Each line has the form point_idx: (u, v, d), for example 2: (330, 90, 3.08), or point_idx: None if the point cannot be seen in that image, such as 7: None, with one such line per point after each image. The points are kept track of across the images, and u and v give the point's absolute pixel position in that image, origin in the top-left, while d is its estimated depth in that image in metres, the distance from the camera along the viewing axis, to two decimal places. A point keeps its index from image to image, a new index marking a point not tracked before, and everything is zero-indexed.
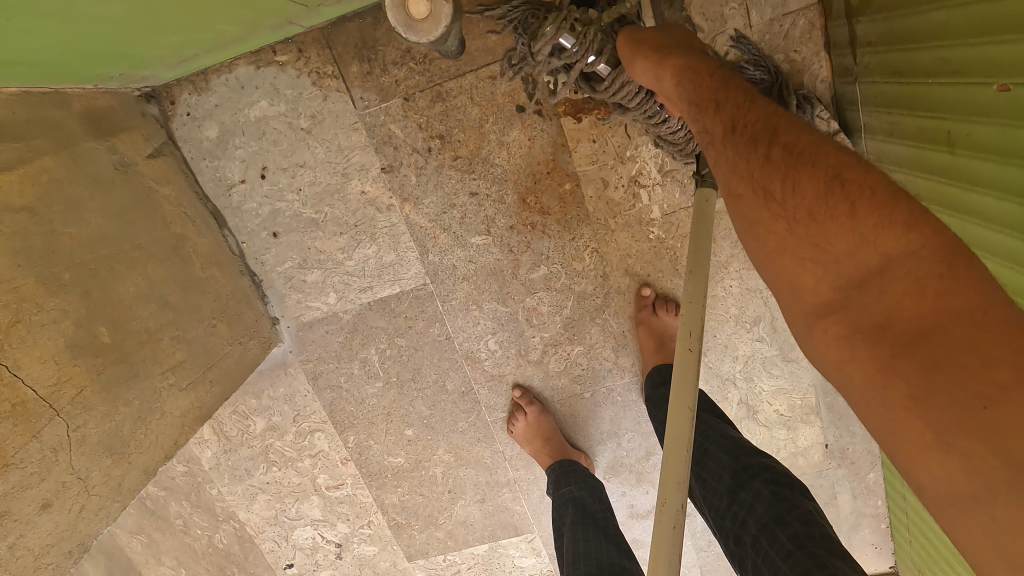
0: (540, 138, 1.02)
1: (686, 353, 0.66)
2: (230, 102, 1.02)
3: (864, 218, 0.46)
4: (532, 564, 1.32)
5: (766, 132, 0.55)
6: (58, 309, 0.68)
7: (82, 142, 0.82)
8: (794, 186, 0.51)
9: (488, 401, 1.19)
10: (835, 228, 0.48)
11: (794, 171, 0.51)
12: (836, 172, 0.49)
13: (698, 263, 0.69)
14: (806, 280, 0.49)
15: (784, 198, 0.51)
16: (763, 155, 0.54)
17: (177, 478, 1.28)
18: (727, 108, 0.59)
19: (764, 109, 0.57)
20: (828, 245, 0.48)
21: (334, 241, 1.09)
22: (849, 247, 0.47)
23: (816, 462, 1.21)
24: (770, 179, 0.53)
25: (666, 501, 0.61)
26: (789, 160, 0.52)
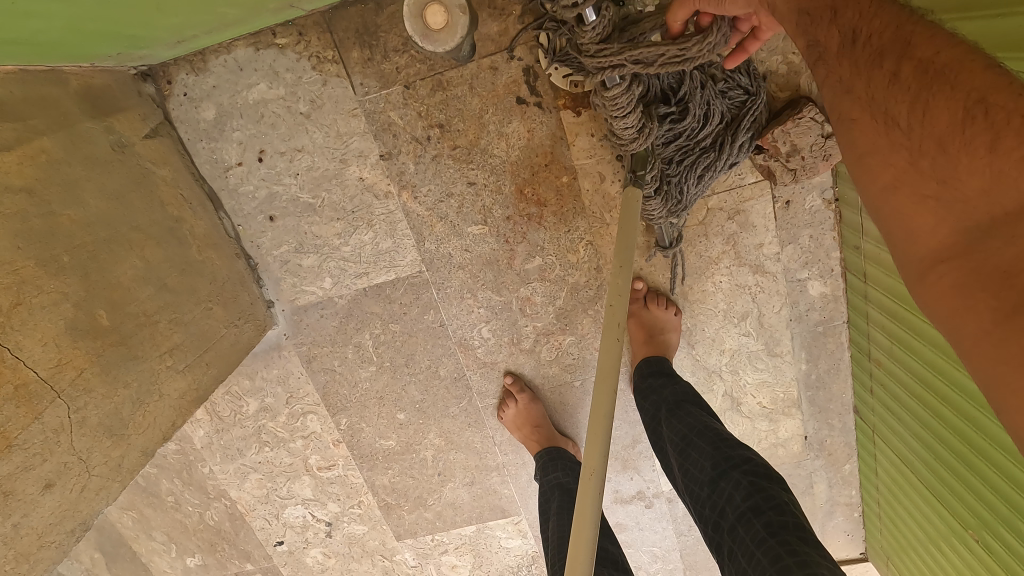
0: (540, 130, 1.02)
1: (614, 341, 0.72)
2: (228, 84, 1.01)
3: (1005, 152, 0.39)
4: (517, 545, 1.36)
5: (894, 45, 0.49)
6: (58, 291, 0.68)
7: (79, 122, 0.81)
8: (924, 111, 0.45)
9: (480, 388, 1.21)
10: (969, 164, 0.41)
11: (925, 95, 0.45)
12: (980, 95, 0.41)
13: (624, 258, 0.77)
14: (925, 223, 0.45)
15: (910, 125, 0.46)
16: (891, 73, 0.49)
17: (169, 455, 1.29)
18: (845, 20, 0.55)
19: (890, 17, 0.51)
20: (959, 178, 0.42)
21: (331, 226, 1.09)
22: (983, 185, 0.40)
23: (796, 453, 1.26)
24: (896, 103, 0.48)
25: (590, 471, 0.66)
26: (919, 80, 0.46)
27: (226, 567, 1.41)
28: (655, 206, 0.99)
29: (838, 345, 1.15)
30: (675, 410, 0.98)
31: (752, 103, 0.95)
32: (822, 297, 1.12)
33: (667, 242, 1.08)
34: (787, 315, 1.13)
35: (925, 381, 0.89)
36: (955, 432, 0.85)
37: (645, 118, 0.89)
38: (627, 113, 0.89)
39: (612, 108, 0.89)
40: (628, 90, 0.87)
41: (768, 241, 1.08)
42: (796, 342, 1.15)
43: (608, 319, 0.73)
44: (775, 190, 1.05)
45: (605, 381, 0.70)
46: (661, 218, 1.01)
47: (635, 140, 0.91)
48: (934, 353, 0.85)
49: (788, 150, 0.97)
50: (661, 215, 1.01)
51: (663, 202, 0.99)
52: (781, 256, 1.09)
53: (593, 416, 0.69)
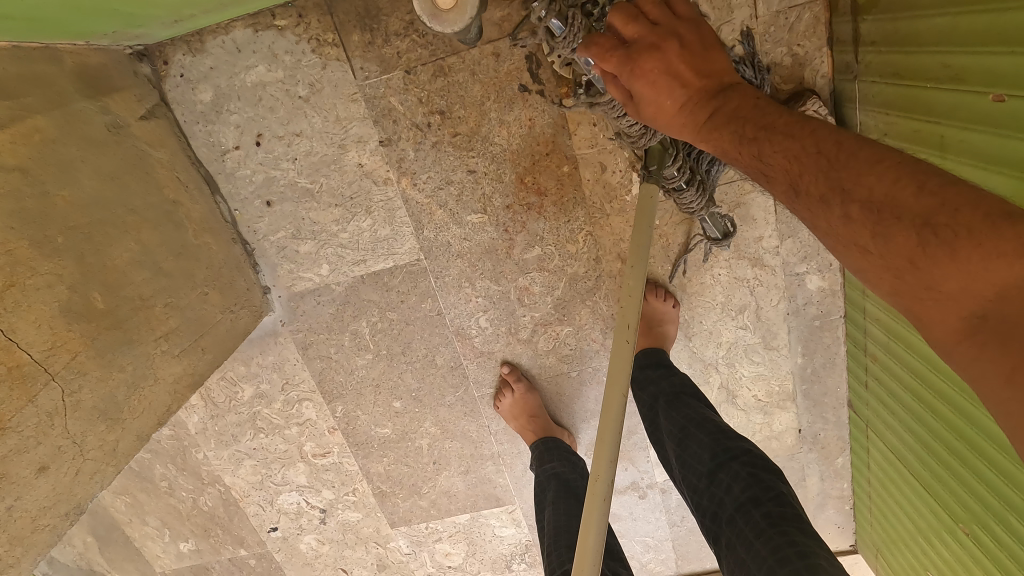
0: (542, 119, 1.01)
1: (624, 345, 0.70)
2: (226, 66, 0.99)
3: (968, 256, 0.41)
4: (511, 534, 1.37)
5: (835, 192, 0.49)
6: (53, 273, 0.68)
7: (74, 101, 0.79)
8: (882, 238, 0.46)
9: (477, 377, 1.21)
10: (947, 269, 0.42)
11: (883, 227, 0.46)
12: (925, 219, 0.43)
13: (638, 258, 0.74)
14: (934, 319, 0.43)
15: (878, 251, 0.46)
16: (844, 216, 0.48)
17: (163, 441, 1.29)
18: (783, 178, 0.54)
19: (819, 169, 0.51)
20: (939, 285, 0.43)
21: (329, 213, 1.08)
22: (964, 285, 0.41)
23: (789, 446, 1.27)
24: (860, 237, 0.47)
25: (595, 477, 0.65)
26: (871, 216, 0.46)
27: (219, 552, 1.41)
28: (689, 199, 0.95)
29: (834, 340, 1.15)
30: (673, 401, 0.98)
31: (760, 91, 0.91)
32: (820, 291, 1.12)
33: (717, 235, 1.04)
34: (784, 309, 1.13)
35: (921, 379, 0.89)
36: (960, 437, 0.83)
37: None
38: None
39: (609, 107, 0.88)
40: None
41: (768, 235, 1.08)
42: (793, 336, 1.16)
43: (618, 321, 0.71)
44: None
45: (614, 387, 0.68)
46: (700, 209, 0.97)
47: (643, 135, 0.87)
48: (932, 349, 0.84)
49: None
50: (699, 207, 0.97)
51: (699, 193, 0.95)
52: (780, 250, 1.09)
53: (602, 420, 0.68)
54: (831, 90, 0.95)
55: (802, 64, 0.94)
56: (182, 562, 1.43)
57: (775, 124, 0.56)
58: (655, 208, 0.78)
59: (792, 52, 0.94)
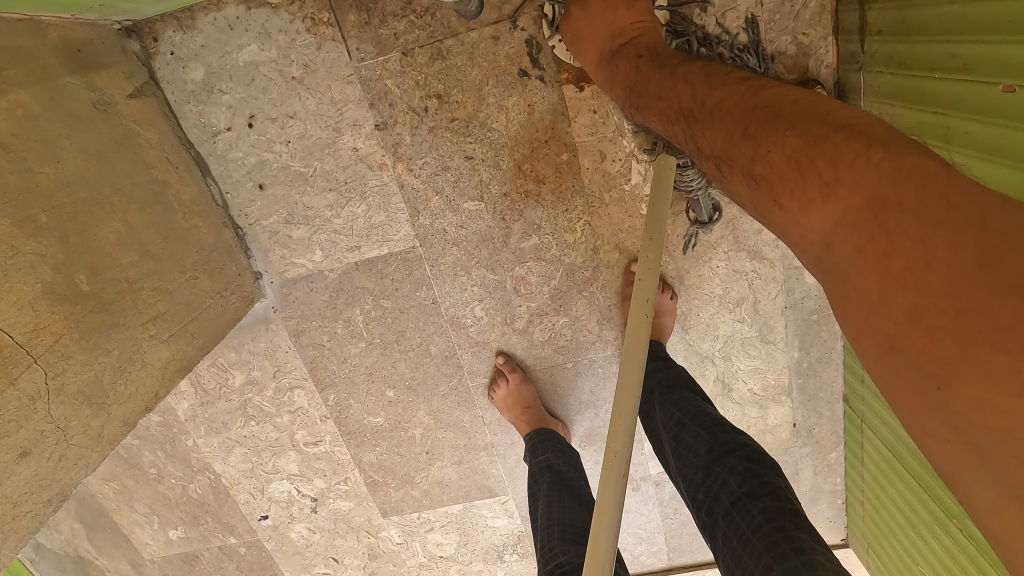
0: (541, 105, 0.99)
1: (641, 318, 0.66)
2: (217, 44, 0.96)
3: (790, 205, 0.54)
4: (504, 524, 1.36)
5: (696, 144, 0.68)
6: (34, 253, 0.66)
7: (59, 76, 0.77)
8: (742, 186, 0.61)
9: (471, 366, 1.20)
10: (787, 216, 0.55)
11: (730, 174, 0.62)
12: (753, 168, 0.58)
13: (655, 231, 0.70)
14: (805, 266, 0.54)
15: (747, 197, 0.61)
16: (710, 163, 0.67)
17: (152, 427, 1.27)
18: (668, 133, 0.74)
19: (682, 123, 0.70)
20: (787, 230, 0.55)
21: (323, 197, 1.06)
22: (800, 229, 0.53)
23: (783, 440, 1.26)
24: (722, 179, 0.65)
25: (612, 453, 0.61)
26: (721, 165, 0.64)
27: (209, 540, 1.40)
28: (692, 176, 0.97)
29: (831, 334, 1.15)
30: (669, 394, 0.98)
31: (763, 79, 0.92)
32: (818, 285, 1.11)
33: (704, 217, 1.06)
34: (782, 302, 1.13)
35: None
36: None
37: None
38: None
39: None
40: None
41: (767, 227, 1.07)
42: (790, 330, 1.15)
43: (634, 297, 0.67)
44: None
45: (631, 359, 0.64)
46: (700, 189, 1.00)
47: None
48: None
49: None
50: (700, 185, 0.99)
51: (700, 171, 0.97)
52: (780, 242, 1.08)
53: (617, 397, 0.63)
54: (835, 80, 0.93)
55: (806, 54, 0.92)
56: (171, 549, 1.42)
57: (649, 85, 0.76)
58: (674, 178, 0.75)
59: (797, 41, 0.92)
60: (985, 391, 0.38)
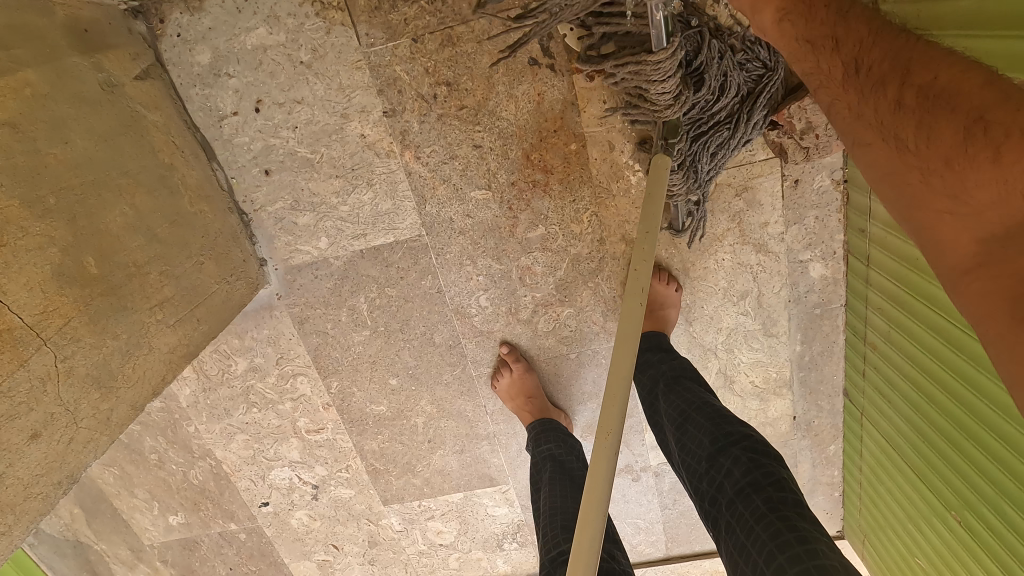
0: (551, 94, 0.99)
1: (635, 306, 0.67)
2: (225, 26, 0.95)
3: (1007, 165, 0.43)
4: (504, 513, 1.37)
5: (898, 75, 0.54)
6: (44, 234, 0.65)
7: (66, 56, 0.76)
8: (930, 133, 0.50)
9: (475, 356, 1.20)
10: (978, 179, 0.45)
11: (930, 119, 0.50)
12: (980, 115, 0.46)
13: (651, 227, 0.72)
14: (948, 237, 0.47)
15: (920, 148, 0.50)
16: (895, 100, 0.54)
17: (153, 413, 1.27)
18: (853, 45, 0.59)
19: (891, 43, 0.56)
20: (969, 192, 0.45)
21: (329, 183, 1.06)
22: (993, 198, 0.43)
23: (783, 432, 1.28)
24: (903, 128, 0.53)
25: (606, 433, 0.60)
26: (921, 105, 0.51)
27: (209, 526, 1.40)
28: (676, 181, 0.97)
29: (833, 328, 1.16)
30: (672, 385, 0.98)
31: (769, 78, 0.91)
32: (822, 279, 1.11)
33: (679, 225, 1.08)
34: (786, 295, 1.13)
35: (943, 363, 0.83)
36: (946, 413, 0.86)
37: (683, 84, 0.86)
38: (668, 77, 0.84)
39: (651, 72, 0.83)
40: (673, 55, 0.81)
41: (774, 220, 1.07)
42: (793, 323, 1.16)
43: (630, 285, 0.68)
44: (785, 168, 1.04)
45: (622, 349, 0.64)
46: (681, 194, 1.00)
47: (670, 107, 0.88)
48: (978, 345, 0.75)
49: (803, 127, 0.99)
50: (682, 190, 0.99)
51: (684, 178, 0.97)
52: (785, 236, 1.08)
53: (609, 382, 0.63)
54: None
55: None
56: (170, 535, 1.42)
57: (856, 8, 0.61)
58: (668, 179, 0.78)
59: None
60: None
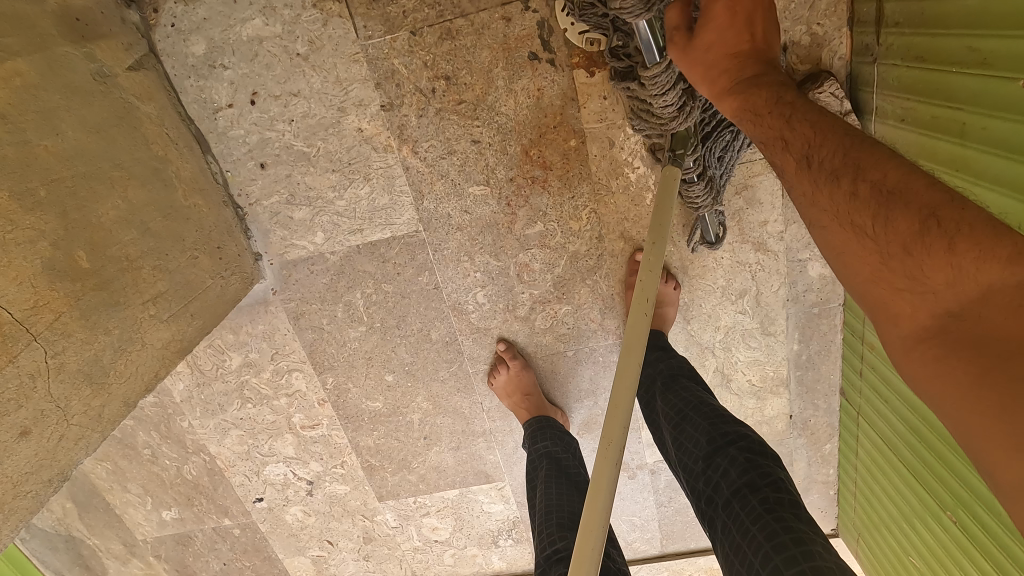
0: (551, 89, 0.98)
1: (640, 316, 0.67)
2: (220, 17, 0.94)
3: (963, 251, 0.44)
4: (499, 510, 1.37)
5: (848, 167, 0.55)
6: (34, 228, 0.64)
7: (57, 45, 0.75)
8: (884, 221, 0.50)
9: (471, 353, 1.19)
10: (934, 263, 0.46)
11: (885, 207, 0.50)
12: (931, 211, 0.47)
13: (659, 236, 0.71)
14: (905, 312, 0.47)
15: (879, 235, 0.50)
16: (849, 191, 0.54)
17: (146, 408, 1.26)
18: (802, 144, 0.60)
19: (839, 143, 0.57)
20: (925, 276, 0.46)
21: (326, 178, 1.05)
22: (947, 279, 0.45)
23: (779, 431, 1.28)
24: (858, 215, 0.53)
25: (607, 441, 0.61)
26: (876, 196, 0.51)
27: (202, 521, 1.40)
28: (697, 192, 0.97)
29: (831, 328, 1.15)
30: (670, 384, 0.98)
31: None
32: (821, 278, 1.11)
33: (711, 236, 1.07)
34: (785, 294, 1.13)
35: None
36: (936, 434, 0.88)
37: (686, 96, 0.84)
38: (667, 90, 0.82)
39: (650, 86, 0.82)
40: (669, 68, 0.80)
41: (773, 218, 1.07)
42: (791, 323, 1.15)
43: (635, 294, 0.68)
44: None
45: (628, 358, 0.65)
46: (706, 205, 0.99)
47: (674, 118, 0.85)
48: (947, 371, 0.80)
49: None
50: (706, 201, 0.99)
51: (706, 189, 0.97)
52: (784, 235, 1.08)
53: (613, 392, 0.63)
54: (847, 72, 0.93)
55: (820, 45, 0.91)
56: (164, 530, 1.41)
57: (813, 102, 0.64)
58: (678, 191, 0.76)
59: (812, 31, 0.91)
60: None
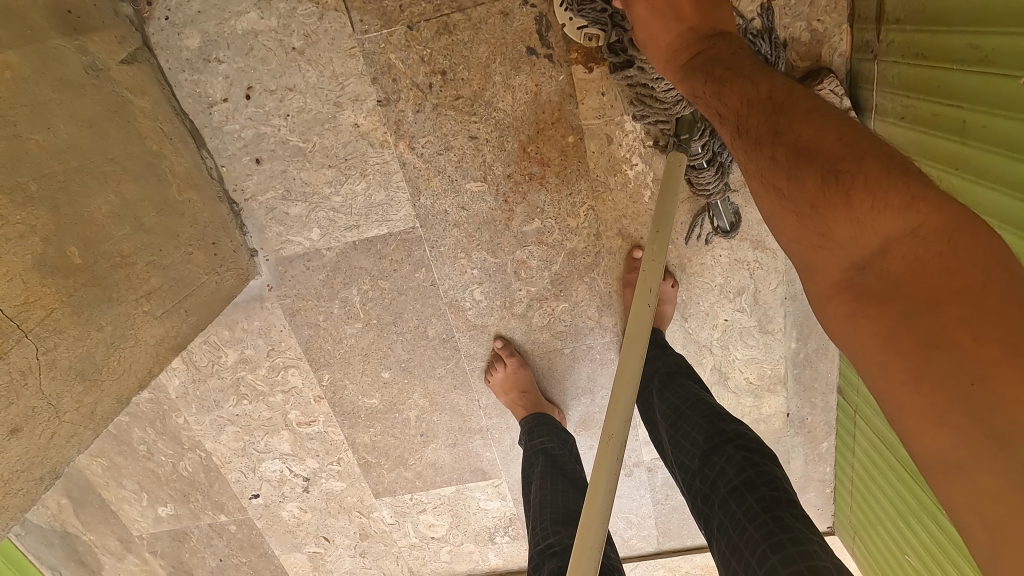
0: (549, 85, 0.97)
1: (644, 307, 0.67)
2: (215, 10, 0.93)
3: (861, 205, 0.46)
4: (496, 507, 1.37)
5: (769, 133, 0.56)
6: (25, 223, 0.63)
7: (48, 38, 0.74)
8: (795, 179, 0.52)
9: (469, 350, 1.19)
10: (839, 220, 0.48)
11: (796, 169, 0.52)
12: (834, 165, 0.49)
13: (662, 225, 0.72)
14: (821, 269, 0.50)
15: (792, 195, 0.52)
16: (770, 157, 0.55)
17: (142, 404, 1.25)
18: (733, 117, 0.61)
19: (764, 111, 0.58)
20: (833, 232, 0.48)
21: (321, 173, 1.04)
22: (852, 235, 0.47)
23: (776, 429, 1.27)
24: (778, 178, 0.54)
25: (609, 436, 0.60)
26: (791, 158, 0.53)
27: (199, 517, 1.39)
28: (708, 179, 0.98)
29: None
30: (668, 382, 0.98)
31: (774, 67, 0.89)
32: None
33: (726, 225, 1.07)
34: (783, 292, 1.13)
35: None
36: None
37: None
38: None
39: None
40: None
41: None
42: (788, 321, 1.15)
43: (638, 285, 0.68)
44: None
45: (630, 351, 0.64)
46: (717, 190, 1.00)
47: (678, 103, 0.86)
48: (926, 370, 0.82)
49: None
50: (717, 187, 1.00)
51: (716, 174, 0.97)
52: None
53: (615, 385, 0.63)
54: (847, 69, 0.92)
55: (820, 41, 0.91)
56: (160, 526, 1.41)
57: (741, 68, 0.64)
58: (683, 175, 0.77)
59: (812, 27, 0.90)
60: (1004, 414, 0.36)
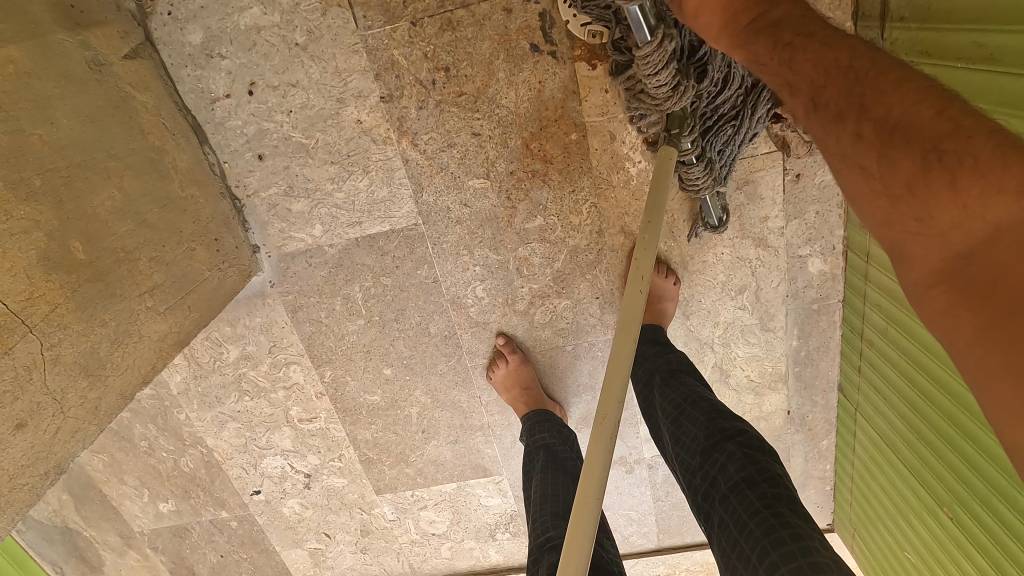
0: (552, 82, 0.97)
1: (636, 294, 0.67)
2: (218, 5, 0.93)
3: (968, 187, 0.39)
4: (497, 503, 1.37)
5: (852, 106, 0.50)
6: (28, 218, 0.63)
7: (51, 32, 0.73)
8: (886, 159, 0.46)
9: (470, 347, 1.19)
10: (936, 204, 0.41)
11: (887, 147, 0.46)
12: (933, 144, 0.43)
13: (653, 215, 0.72)
14: (915, 257, 0.43)
15: (884, 174, 0.46)
16: (853, 133, 0.49)
17: (143, 400, 1.25)
18: (808, 89, 0.55)
19: (845, 81, 0.52)
20: (929, 216, 0.42)
21: (324, 170, 1.04)
22: (956, 220, 0.40)
23: (777, 426, 1.28)
24: (863, 157, 0.48)
25: (601, 417, 0.60)
26: (879, 134, 0.47)
27: (199, 513, 1.39)
28: (696, 174, 0.96)
29: (830, 324, 1.15)
30: (669, 379, 0.98)
31: None
32: (821, 274, 1.11)
33: (714, 220, 1.05)
34: (785, 290, 1.13)
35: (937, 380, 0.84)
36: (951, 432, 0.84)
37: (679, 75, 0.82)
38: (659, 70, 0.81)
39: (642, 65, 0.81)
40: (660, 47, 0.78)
41: (774, 214, 1.07)
42: (790, 319, 1.15)
43: (631, 271, 0.68)
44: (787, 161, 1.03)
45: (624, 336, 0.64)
46: (706, 186, 0.98)
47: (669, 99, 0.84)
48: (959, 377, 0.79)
49: None
50: (706, 183, 0.98)
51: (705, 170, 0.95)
52: (785, 231, 1.08)
53: (609, 369, 0.63)
54: None
55: None
56: (161, 522, 1.41)
57: (816, 33, 0.57)
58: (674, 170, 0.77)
59: None
60: None
